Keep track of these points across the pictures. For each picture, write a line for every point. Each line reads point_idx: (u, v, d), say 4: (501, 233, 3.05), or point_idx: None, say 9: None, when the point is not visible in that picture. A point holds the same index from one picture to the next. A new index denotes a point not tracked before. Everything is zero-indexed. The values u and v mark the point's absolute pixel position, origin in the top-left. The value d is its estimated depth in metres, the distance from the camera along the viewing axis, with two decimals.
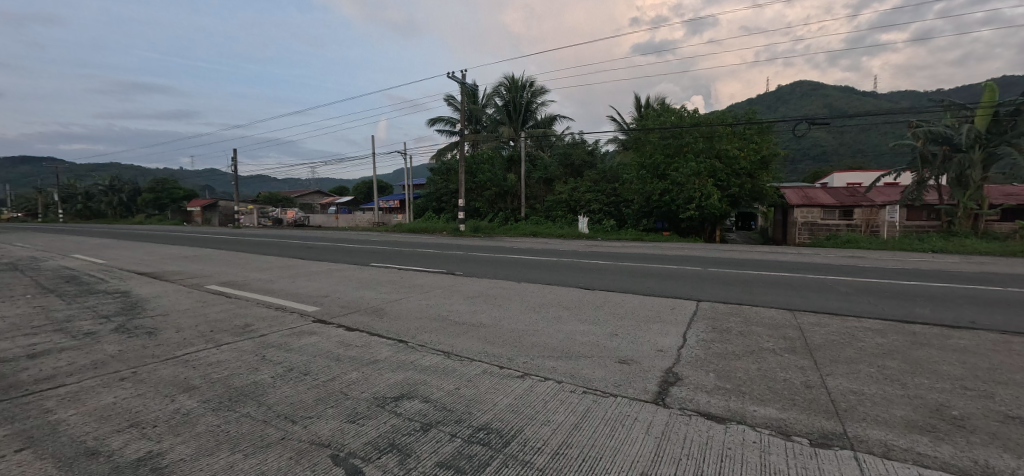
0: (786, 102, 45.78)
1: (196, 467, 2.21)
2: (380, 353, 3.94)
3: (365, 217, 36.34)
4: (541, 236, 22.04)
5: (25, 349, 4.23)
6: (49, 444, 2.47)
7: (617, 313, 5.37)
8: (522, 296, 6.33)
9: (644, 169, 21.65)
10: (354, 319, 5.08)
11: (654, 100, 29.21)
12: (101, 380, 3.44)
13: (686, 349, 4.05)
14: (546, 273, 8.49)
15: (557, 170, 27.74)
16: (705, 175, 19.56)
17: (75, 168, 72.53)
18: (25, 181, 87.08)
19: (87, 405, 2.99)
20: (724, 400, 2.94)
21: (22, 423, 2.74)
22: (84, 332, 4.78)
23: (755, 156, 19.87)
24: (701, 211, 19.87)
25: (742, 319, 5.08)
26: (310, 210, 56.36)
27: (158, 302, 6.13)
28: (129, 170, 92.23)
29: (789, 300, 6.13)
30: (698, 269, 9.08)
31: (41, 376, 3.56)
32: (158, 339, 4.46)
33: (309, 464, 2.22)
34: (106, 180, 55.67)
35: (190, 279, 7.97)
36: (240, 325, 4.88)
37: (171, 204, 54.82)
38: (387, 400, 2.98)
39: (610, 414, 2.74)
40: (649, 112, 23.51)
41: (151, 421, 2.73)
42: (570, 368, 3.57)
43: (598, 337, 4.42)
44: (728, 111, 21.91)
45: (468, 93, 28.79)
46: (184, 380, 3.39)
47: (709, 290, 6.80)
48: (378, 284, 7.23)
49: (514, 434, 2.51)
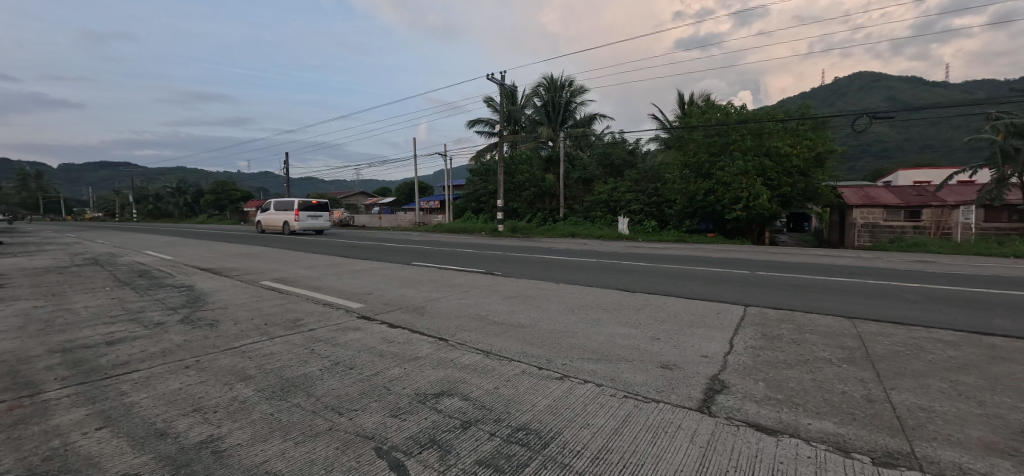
0: (842, 96, 42.95)
1: (251, 452, 2.34)
2: (421, 350, 4.03)
3: (407, 217, 37.41)
4: (580, 236, 21.88)
5: (105, 336, 4.67)
6: (123, 424, 2.70)
7: (659, 316, 5.21)
8: (560, 297, 6.29)
9: (687, 168, 20.97)
10: (396, 317, 5.21)
11: (699, 97, 28.21)
12: (169, 367, 3.73)
13: (733, 356, 3.87)
14: (585, 274, 8.44)
15: (596, 170, 27.34)
16: (753, 174, 18.64)
17: (149, 173, 79.03)
18: (105, 184, 96.17)
19: (156, 389, 3.25)
20: (776, 412, 2.77)
21: (101, 404, 3.02)
22: (154, 322, 5.22)
23: (808, 153, 18.89)
24: (748, 212, 18.98)
25: (795, 326, 4.79)
26: (355, 210, 58.58)
27: (217, 296, 6.57)
28: (193, 174, 99.62)
29: (847, 307, 5.73)
30: (746, 272, 8.69)
31: (118, 361, 3.91)
32: (218, 331, 4.78)
33: (354, 455, 2.30)
34: (174, 182, 60.57)
35: (246, 275, 8.48)
36: (291, 319, 5.14)
37: (230, 205, 58.81)
38: (428, 396, 3.04)
39: (652, 420, 2.66)
40: (693, 109, 22.73)
41: (212, 407, 2.92)
42: (611, 371, 3.50)
43: (639, 340, 4.32)
44: (777, 106, 20.89)
45: (508, 94, 28.96)
46: (241, 370, 3.60)
47: (757, 295, 6.48)
48: (418, 283, 7.40)
49: (553, 436, 2.48)
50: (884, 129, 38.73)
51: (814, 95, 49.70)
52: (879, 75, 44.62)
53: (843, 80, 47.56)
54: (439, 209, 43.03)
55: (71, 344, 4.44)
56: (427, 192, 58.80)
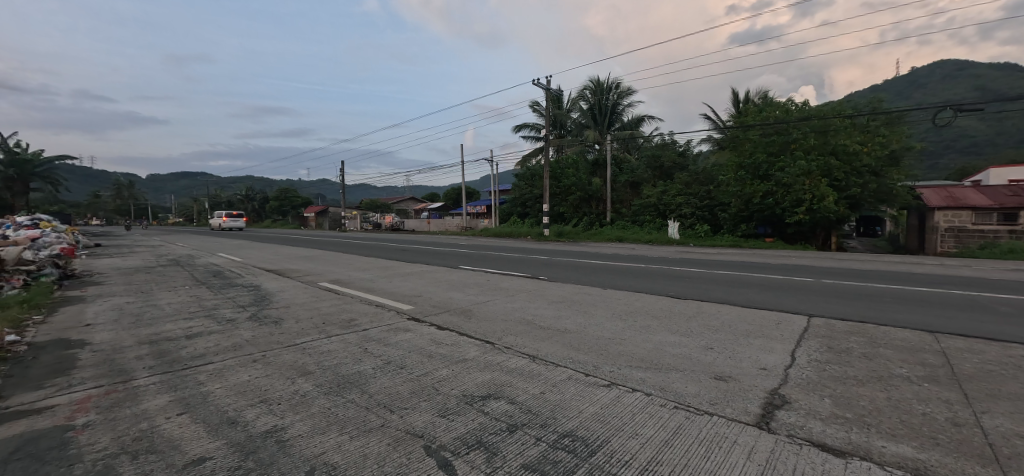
0: (920, 88, 39.21)
1: (311, 444, 2.49)
2: (469, 352, 4.11)
3: (454, 222, 38.36)
4: (627, 241, 21.48)
5: (185, 330, 5.16)
6: (202, 411, 2.96)
7: (713, 325, 4.98)
8: (607, 302, 6.18)
9: (743, 170, 19.95)
10: (444, 319, 5.35)
11: (756, 95, 26.77)
12: (239, 360, 4.05)
13: (795, 369, 3.62)
14: (632, 279, 8.24)
15: (645, 173, 26.33)
16: (818, 174, 17.32)
17: (222, 182, 86.49)
18: (185, 192, 106.39)
19: (228, 380, 3.54)
20: (844, 431, 2.57)
21: (183, 392, 3.34)
22: (226, 318, 5.70)
23: (880, 151, 17.57)
24: (812, 214, 17.70)
25: (867, 340, 4.40)
26: (406, 215, 60.90)
27: (281, 296, 7.04)
28: (262, 182, 108.06)
29: (927, 319, 5.20)
30: (811, 280, 8.12)
31: (196, 354, 4.29)
32: (281, 328, 5.14)
33: (405, 452, 2.38)
34: (244, 190, 66.05)
35: (307, 276, 9.05)
36: (346, 319, 5.41)
37: (292, 210, 63.37)
38: (475, 398, 3.09)
39: (705, 434, 2.54)
40: (749, 108, 21.60)
41: (276, 399, 3.13)
42: (660, 381, 3.39)
43: (690, 350, 4.14)
44: (844, 100, 19.44)
45: (553, 98, 29.04)
46: (302, 365, 3.85)
47: (822, 304, 6.04)
48: (464, 286, 7.53)
49: (600, 444, 2.44)
50: (972, 122, 34.81)
51: (888, 89, 45.70)
52: (965, 62, 40.27)
53: (922, 70, 43.43)
54: (485, 213, 43.73)
55: (157, 337, 4.94)
56: (474, 197, 60.02)
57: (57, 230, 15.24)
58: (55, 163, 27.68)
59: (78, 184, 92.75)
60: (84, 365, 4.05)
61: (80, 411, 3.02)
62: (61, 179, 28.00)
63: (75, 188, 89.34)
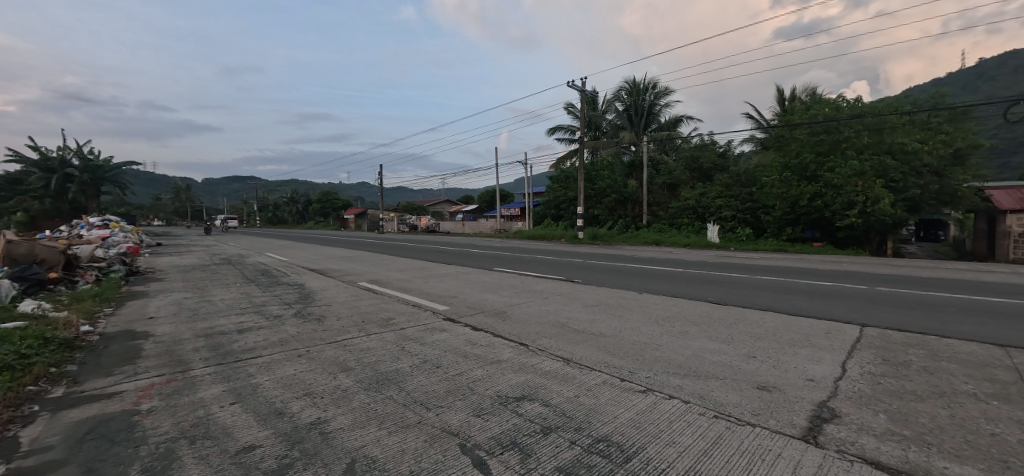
0: (991, 80, 35.94)
1: (353, 437, 2.59)
2: (503, 353, 4.16)
3: (487, 224, 38.77)
4: (664, 244, 20.99)
5: (236, 325, 5.49)
6: (252, 401, 3.16)
7: (755, 333, 4.78)
8: (644, 307, 6.06)
9: (788, 171, 19.07)
10: (479, 320, 5.42)
11: (803, 93, 25.48)
12: (285, 355, 4.26)
13: (846, 381, 3.43)
14: (670, 284, 8.03)
15: (683, 174, 25.49)
16: (871, 175, 16.25)
17: (270, 185, 91.32)
18: (236, 195, 113.09)
19: (276, 373, 3.75)
20: (902, 450, 2.41)
21: (235, 382, 3.57)
22: (274, 314, 6.03)
23: (942, 150, 16.35)
24: (866, 218, 16.60)
25: (927, 353, 4.11)
26: (441, 217, 62.13)
27: (323, 294, 7.35)
28: (306, 185, 113.13)
29: (1001, 333, 4.75)
30: (864, 287, 7.64)
31: (247, 347, 4.57)
32: (324, 325, 5.37)
33: (441, 449, 2.44)
34: (288, 193, 69.42)
35: (348, 276, 9.40)
36: (385, 318, 5.59)
37: (333, 212, 66.11)
38: (509, 399, 3.12)
39: (746, 445, 2.46)
40: (794, 105, 20.62)
41: (320, 393, 3.29)
42: (699, 388, 3.31)
43: (731, 357, 4.01)
44: (902, 95, 18.18)
45: (588, 100, 28.82)
46: (343, 361, 4.01)
47: (877, 314, 5.66)
48: (498, 288, 7.61)
49: (636, 450, 2.42)
50: None
51: (952, 82, 42.22)
52: None
53: (991, 60, 39.87)
54: (518, 215, 43.78)
55: (212, 330, 5.29)
56: (508, 199, 60.41)
57: (125, 230, 16.64)
58: (123, 168, 29.92)
59: (142, 188, 100.37)
60: (147, 355, 4.40)
61: (145, 397, 3.28)
62: (128, 183, 30.29)
63: (139, 191, 96.39)
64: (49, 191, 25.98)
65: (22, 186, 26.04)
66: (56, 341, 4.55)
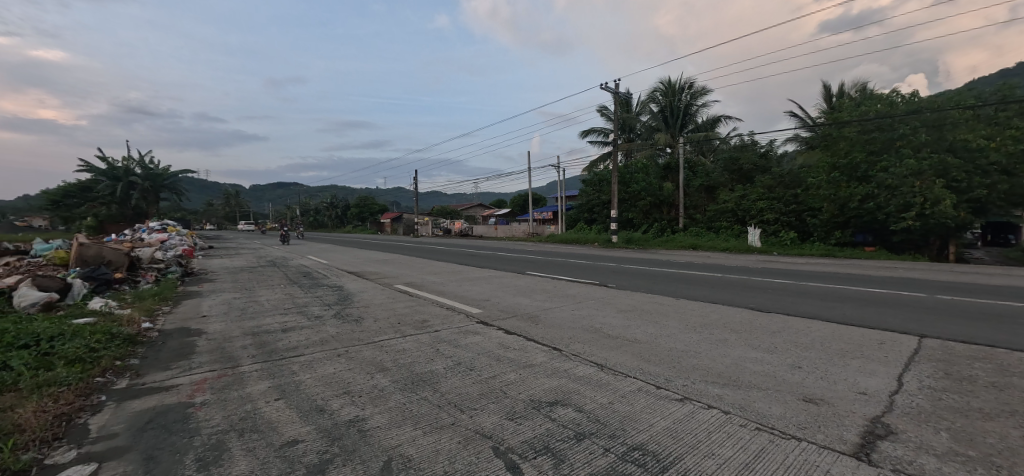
0: None
1: (389, 436, 2.67)
2: (536, 357, 4.16)
3: (519, 228, 38.93)
4: (702, 249, 20.35)
5: (281, 325, 5.78)
6: (294, 398, 3.31)
7: (801, 342, 4.55)
8: (681, 314, 5.88)
9: (837, 171, 18.09)
10: (511, 324, 5.45)
11: (852, 89, 24.11)
12: (325, 354, 4.44)
13: (903, 396, 3.21)
14: (709, 290, 7.76)
15: (721, 176, 24.61)
16: (931, 174, 15.09)
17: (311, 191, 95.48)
18: (280, 200, 118.89)
19: (316, 372, 3.91)
20: (966, 472, 2.23)
21: (278, 379, 3.74)
22: (315, 315, 6.29)
23: (1013, 146, 14.98)
24: (925, 221, 15.40)
25: (997, 367, 3.78)
26: (474, 220, 62.88)
27: (361, 296, 7.60)
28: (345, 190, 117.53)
29: None
30: (925, 296, 7.08)
31: (291, 346, 4.80)
32: (362, 326, 5.55)
33: (474, 451, 2.48)
34: (328, 198, 72.14)
35: (384, 279, 9.67)
36: (420, 320, 5.71)
37: (370, 217, 68.30)
38: (543, 404, 3.12)
39: (790, 460, 2.36)
40: (843, 102, 19.57)
41: (358, 392, 3.41)
42: (740, 399, 3.19)
43: (775, 367, 3.83)
44: (966, 88, 16.86)
45: (622, 102, 28.45)
46: (379, 362, 4.14)
47: (939, 324, 5.25)
48: (531, 292, 7.62)
49: (672, 461, 2.36)
50: None
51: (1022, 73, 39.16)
52: None
53: None
54: (550, 219, 43.68)
55: (259, 329, 5.59)
56: (541, 202, 60.38)
57: (182, 235, 17.85)
58: (180, 176, 32.12)
59: (196, 195, 107.28)
60: (200, 351, 4.70)
61: (199, 390, 3.52)
62: (184, 190, 32.45)
63: (194, 198, 102.99)
64: (115, 198, 28.26)
65: (93, 194, 28.41)
66: (121, 336, 4.95)
